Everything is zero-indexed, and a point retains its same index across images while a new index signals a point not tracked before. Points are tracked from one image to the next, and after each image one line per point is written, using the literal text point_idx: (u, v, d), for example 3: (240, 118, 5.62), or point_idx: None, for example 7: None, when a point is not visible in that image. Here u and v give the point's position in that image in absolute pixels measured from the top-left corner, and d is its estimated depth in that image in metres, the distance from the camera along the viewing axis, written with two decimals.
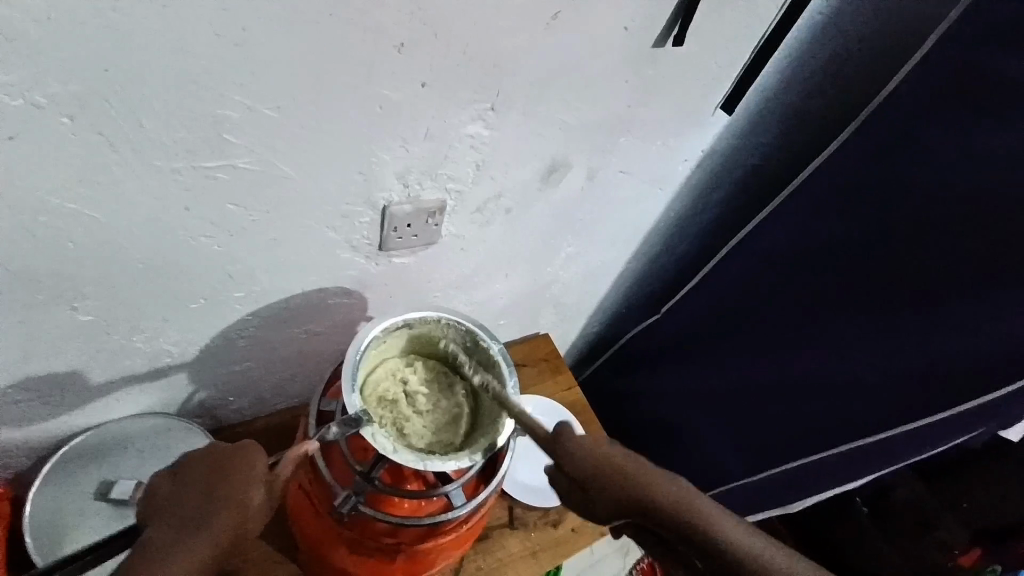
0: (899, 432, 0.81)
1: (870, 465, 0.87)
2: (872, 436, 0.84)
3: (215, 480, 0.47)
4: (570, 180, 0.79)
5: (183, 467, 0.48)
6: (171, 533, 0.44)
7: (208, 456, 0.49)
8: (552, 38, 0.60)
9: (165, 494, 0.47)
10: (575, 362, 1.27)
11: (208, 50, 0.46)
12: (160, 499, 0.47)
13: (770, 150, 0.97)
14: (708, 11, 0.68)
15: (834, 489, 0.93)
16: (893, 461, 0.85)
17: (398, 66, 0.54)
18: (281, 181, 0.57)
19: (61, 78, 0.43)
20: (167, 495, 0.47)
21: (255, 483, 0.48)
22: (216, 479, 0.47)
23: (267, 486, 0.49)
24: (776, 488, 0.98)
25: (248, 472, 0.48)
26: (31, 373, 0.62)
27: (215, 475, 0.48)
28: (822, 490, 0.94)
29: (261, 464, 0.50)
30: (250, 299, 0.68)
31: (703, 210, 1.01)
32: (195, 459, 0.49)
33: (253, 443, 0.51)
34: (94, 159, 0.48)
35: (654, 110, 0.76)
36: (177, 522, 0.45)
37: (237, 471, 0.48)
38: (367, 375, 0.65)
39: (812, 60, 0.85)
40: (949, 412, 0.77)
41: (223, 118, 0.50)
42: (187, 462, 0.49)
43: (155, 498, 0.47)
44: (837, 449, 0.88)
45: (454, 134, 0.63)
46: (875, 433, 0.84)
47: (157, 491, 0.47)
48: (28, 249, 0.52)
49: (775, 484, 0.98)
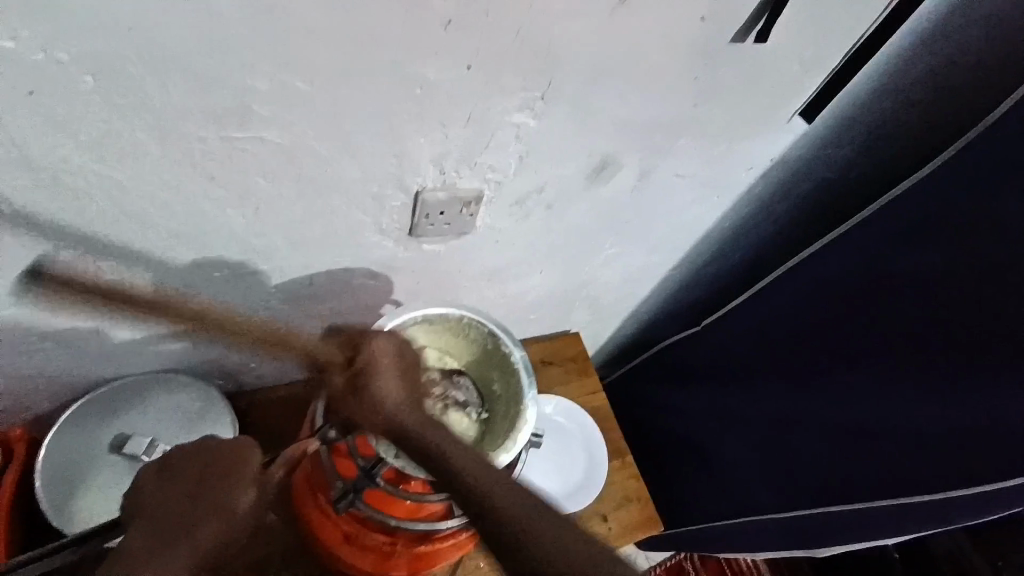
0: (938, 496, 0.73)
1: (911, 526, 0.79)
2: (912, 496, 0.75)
3: (203, 482, 0.51)
4: (619, 180, 0.73)
5: (171, 465, 0.52)
6: (156, 537, 0.48)
7: (198, 454, 0.52)
8: (616, 25, 0.53)
9: (152, 495, 0.50)
10: (604, 362, 1.22)
11: (238, 17, 0.42)
12: (145, 499, 0.50)
13: (849, 165, 0.87)
14: (802, 6, 0.60)
15: (869, 543, 0.85)
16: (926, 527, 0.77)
17: (442, 46, 0.49)
18: (310, 157, 0.54)
19: (85, 39, 0.41)
20: (154, 495, 0.50)
21: (244, 484, 0.51)
22: (208, 483, 0.51)
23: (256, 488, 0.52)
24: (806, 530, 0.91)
25: (237, 473, 0.52)
26: (57, 324, 0.62)
27: (207, 477, 0.51)
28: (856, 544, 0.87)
29: (253, 463, 0.53)
30: (274, 273, 0.66)
31: (764, 221, 0.93)
32: (185, 457, 0.52)
33: (247, 442, 0.54)
34: (120, 121, 0.46)
35: (723, 112, 0.69)
36: (161, 527, 0.48)
37: (229, 472, 0.52)
38: None
39: (915, 69, 0.75)
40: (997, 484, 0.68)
41: (253, 88, 0.47)
42: (177, 461, 0.52)
43: (139, 498, 0.50)
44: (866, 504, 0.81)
45: (497, 122, 0.58)
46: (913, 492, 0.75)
47: (144, 490, 0.50)
48: (53, 208, 0.51)
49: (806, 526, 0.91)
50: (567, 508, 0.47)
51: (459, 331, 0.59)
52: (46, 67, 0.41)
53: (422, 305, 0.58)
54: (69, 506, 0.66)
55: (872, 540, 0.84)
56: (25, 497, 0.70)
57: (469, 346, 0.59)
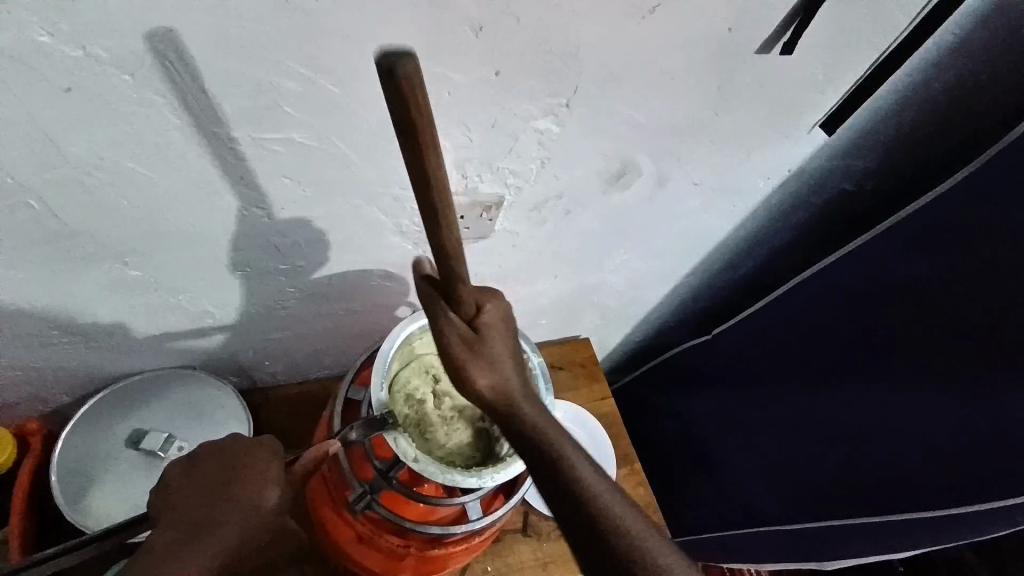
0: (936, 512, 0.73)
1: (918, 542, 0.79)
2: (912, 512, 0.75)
3: (227, 480, 0.51)
4: (636, 188, 0.73)
5: (197, 462, 0.53)
6: (181, 531, 0.48)
7: (223, 452, 0.53)
8: (642, 34, 0.54)
9: (178, 488, 0.51)
10: (613, 368, 1.22)
11: (272, 21, 0.43)
12: (171, 492, 0.51)
13: (864, 178, 0.87)
14: (826, 19, 0.60)
15: (874, 557, 0.85)
16: (932, 543, 0.77)
17: (470, 51, 0.49)
18: (335, 160, 0.55)
19: (121, 40, 0.41)
20: (180, 491, 0.51)
21: (268, 483, 0.51)
22: (233, 480, 0.51)
23: (281, 489, 0.52)
24: (812, 542, 0.91)
25: (262, 472, 0.52)
26: (78, 318, 0.63)
27: (232, 475, 0.52)
28: (860, 557, 0.86)
29: (278, 464, 0.53)
30: (291, 272, 0.67)
31: (778, 231, 0.93)
32: (211, 455, 0.53)
33: (273, 444, 0.55)
34: (151, 120, 0.47)
35: (742, 123, 0.69)
36: (186, 521, 0.49)
37: (254, 471, 0.52)
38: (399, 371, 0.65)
39: (936, 84, 0.75)
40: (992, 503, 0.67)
41: (282, 88, 0.47)
42: (203, 458, 0.53)
43: (167, 492, 0.51)
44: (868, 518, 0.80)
45: (520, 128, 0.58)
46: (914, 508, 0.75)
47: (171, 486, 0.51)
48: (80, 205, 0.51)
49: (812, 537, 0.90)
50: (603, 557, 0.42)
51: (500, 354, 0.48)
52: (81, 64, 0.42)
53: (467, 330, 0.47)
54: (83, 501, 0.67)
55: (877, 554, 0.84)
56: (39, 489, 0.71)
57: (506, 371, 0.48)
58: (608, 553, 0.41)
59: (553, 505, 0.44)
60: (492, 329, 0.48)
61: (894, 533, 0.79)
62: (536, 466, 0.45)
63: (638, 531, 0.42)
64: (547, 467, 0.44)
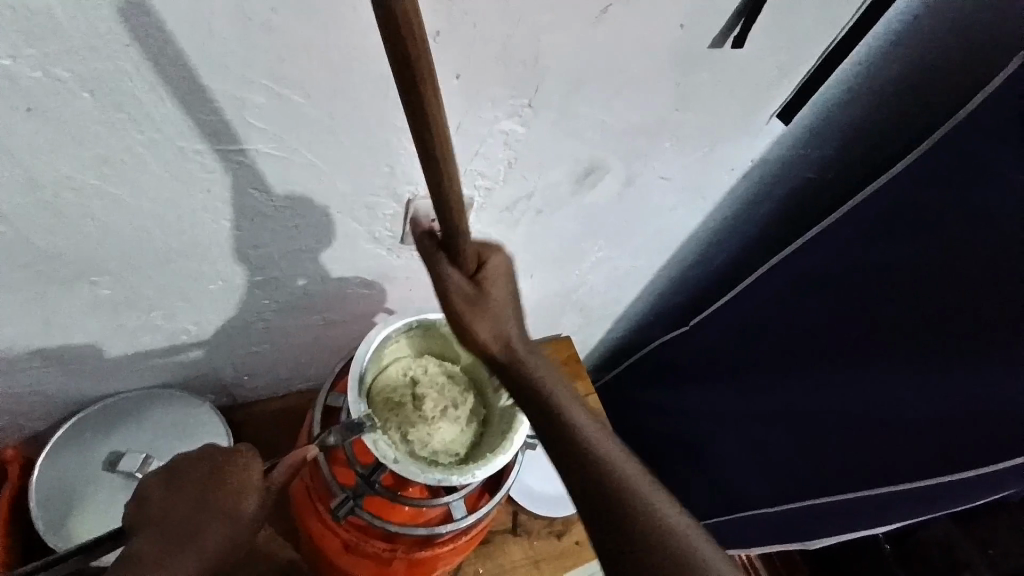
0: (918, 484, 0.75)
1: (899, 515, 0.81)
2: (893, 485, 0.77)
3: (205, 486, 0.51)
4: (606, 184, 0.74)
5: (176, 470, 0.53)
6: (161, 542, 0.48)
7: (202, 460, 0.53)
8: (597, 34, 0.55)
9: (158, 500, 0.51)
10: (596, 366, 1.23)
11: (231, 34, 0.43)
12: (151, 504, 0.51)
13: (827, 165, 0.90)
14: (776, 13, 0.62)
15: (860, 532, 0.86)
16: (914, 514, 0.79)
17: (432, 57, 0.50)
18: (303, 170, 0.55)
19: (79, 60, 0.41)
20: (160, 501, 0.51)
21: (246, 492, 0.51)
22: (211, 489, 0.51)
23: (260, 493, 0.52)
24: (800, 524, 0.92)
25: (240, 480, 0.52)
26: (51, 343, 0.62)
27: (209, 483, 0.52)
28: (845, 533, 0.88)
29: (257, 471, 0.53)
30: (267, 285, 0.67)
31: (746, 222, 0.95)
32: (190, 463, 0.53)
33: (249, 449, 0.55)
34: (114, 138, 0.47)
35: (703, 117, 0.71)
36: (167, 530, 0.49)
37: (233, 479, 0.52)
38: (377, 375, 0.65)
39: (885, 72, 0.78)
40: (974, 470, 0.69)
41: (246, 102, 0.48)
42: (183, 465, 0.53)
43: (146, 504, 0.51)
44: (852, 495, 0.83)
45: (485, 131, 0.59)
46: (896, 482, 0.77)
47: (150, 496, 0.51)
48: (47, 226, 0.51)
49: (800, 519, 0.92)
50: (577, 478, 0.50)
51: (495, 311, 0.52)
52: (42, 85, 0.42)
53: (469, 283, 0.51)
54: (64, 527, 0.66)
55: (862, 529, 0.86)
56: (19, 518, 0.69)
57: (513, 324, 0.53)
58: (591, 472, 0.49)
59: (552, 437, 0.51)
60: (494, 280, 0.52)
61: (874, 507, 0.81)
62: (544, 409, 0.52)
63: (627, 472, 0.50)
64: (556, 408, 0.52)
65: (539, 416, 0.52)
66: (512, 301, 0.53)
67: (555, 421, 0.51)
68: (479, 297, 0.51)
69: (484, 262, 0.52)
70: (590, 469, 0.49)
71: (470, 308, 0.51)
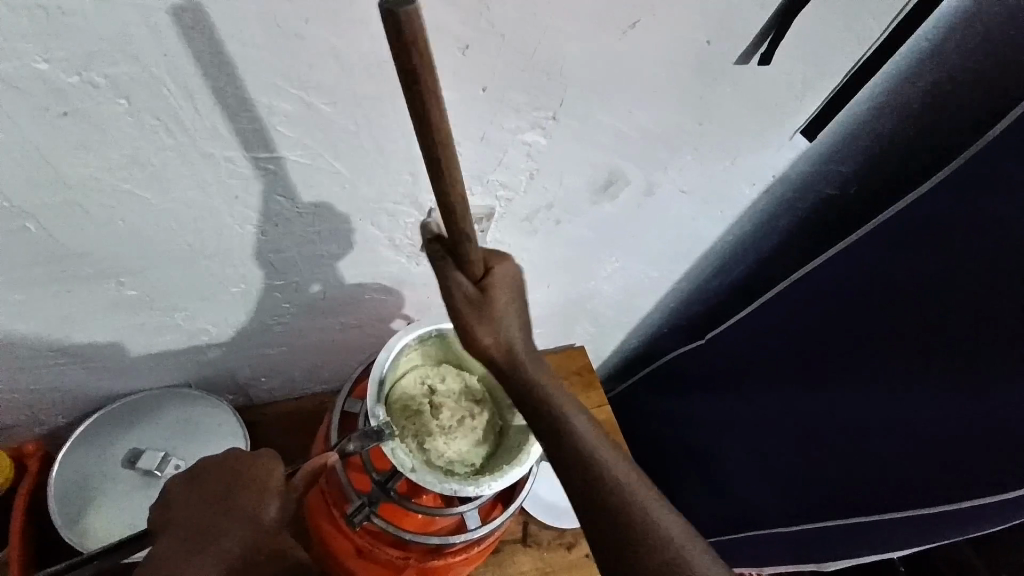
0: (928, 510, 0.75)
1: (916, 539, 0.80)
2: (905, 510, 0.77)
3: (228, 490, 0.52)
4: (626, 196, 0.74)
5: (199, 472, 0.54)
6: (182, 545, 0.49)
7: (224, 462, 0.54)
8: (623, 48, 0.55)
9: (181, 501, 0.52)
10: (608, 376, 1.22)
11: (266, 44, 0.44)
12: (174, 506, 0.52)
13: (850, 181, 0.89)
14: (802, 29, 0.62)
15: (874, 555, 0.86)
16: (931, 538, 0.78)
17: (459, 68, 0.51)
18: (328, 176, 0.56)
19: (115, 65, 0.42)
20: (183, 503, 0.52)
21: (266, 497, 0.51)
22: (231, 493, 0.52)
23: (281, 498, 0.52)
24: (815, 543, 0.91)
25: (261, 485, 0.52)
26: (75, 339, 0.63)
27: (230, 487, 0.52)
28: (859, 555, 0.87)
29: (278, 475, 0.53)
30: (287, 288, 0.68)
31: (765, 236, 0.95)
32: (212, 465, 0.54)
33: (271, 454, 0.55)
34: (146, 142, 0.48)
35: (726, 131, 0.71)
36: (190, 532, 0.50)
37: (253, 483, 0.52)
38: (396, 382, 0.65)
39: (912, 89, 0.77)
40: (985, 499, 0.69)
41: (275, 109, 0.49)
42: (205, 467, 0.54)
43: (169, 505, 0.52)
44: (862, 518, 0.82)
45: (509, 142, 0.60)
46: (909, 506, 0.77)
47: (173, 497, 0.52)
48: (77, 226, 0.52)
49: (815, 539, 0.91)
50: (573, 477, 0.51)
51: (503, 323, 0.51)
52: (81, 89, 0.43)
53: (475, 291, 0.50)
54: (82, 521, 0.67)
55: (876, 552, 0.85)
56: (36, 511, 0.70)
57: (518, 338, 0.52)
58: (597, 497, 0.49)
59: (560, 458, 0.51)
60: (500, 293, 0.50)
61: (890, 530, 0.80)
62: (549, 432, 0.51)
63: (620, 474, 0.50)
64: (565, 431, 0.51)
65: (547, 438, 0.52)
66: (517, 314, 0.52)
67: (563, 443, 0.51)
68: (479, 308, 0.50)
69: (490, 272, 0.50)
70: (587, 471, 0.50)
71: (475, 317, 0.50)
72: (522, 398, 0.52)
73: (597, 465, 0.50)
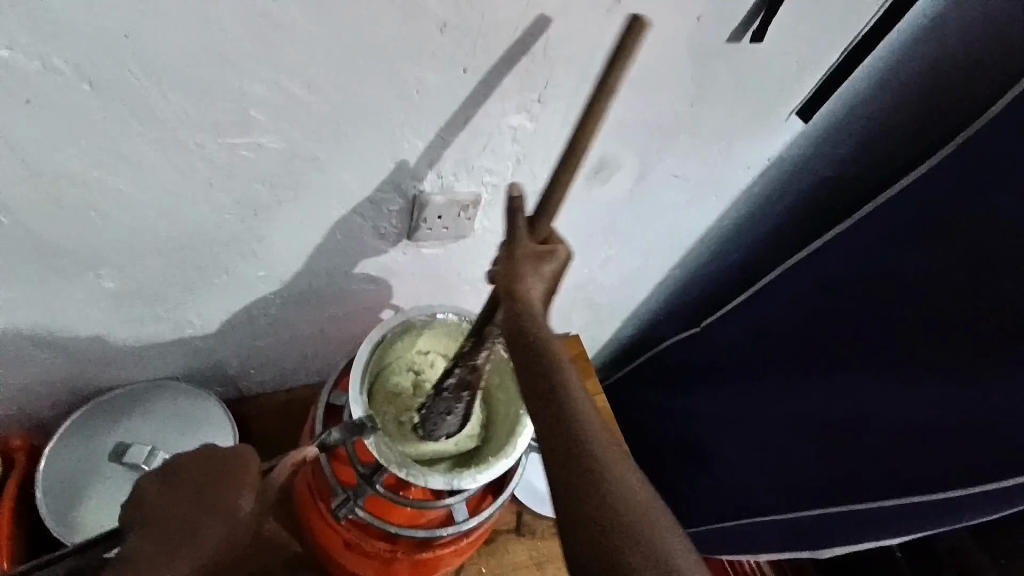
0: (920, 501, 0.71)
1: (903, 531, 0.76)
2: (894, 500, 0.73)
3: (203, 487, 0.51)
4: (617, 182, 0.72)
5: (171, 470, 0.53)
6: (156, 542, 0.48)
7: (197, 461, 0.53)
8: (610, 27, 0.53)
9: (153, 500, 0.51)
10: (604, 364, 1.21)
11: (237, 27, 0.43)
12: (145, 504, 0.50)
13: (849, 164, 0.87)
14: (798, 6, 0.60)
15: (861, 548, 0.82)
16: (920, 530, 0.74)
17: (439, 49, 0.49)
18: (306, 163, 0.54)
19: (78, 50, 0.41)
20: (155, 501, 0.51)
21: (243, 490, 0.51)
22: (208, 489, 0.51)
23: (259, 491, 0.52)
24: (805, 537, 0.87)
25: (238, 480, 0.52)
26: (57, 333, 0.62)
27: (206, 483, 0.52)
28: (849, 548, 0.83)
29: (254, 469, 0.53)
30: (271, 278, 0.66)
31: (763, 220, 0.93)
32: (185, 464, 0.53)
33: (247, 449, 0.55)
34: (115, 129, 0.46)
35: (721, 112, 0.69)
36: (164, 530, 0.49)
37: (230, 479, 0.52)
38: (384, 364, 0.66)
39: (912, 68, 0.75)
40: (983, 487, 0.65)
41: (249, 95, 0.47)
42: (178, 466, 0.53)
43: (140, 503, 0.51)
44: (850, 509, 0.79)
45: (494, 126, 0.58)
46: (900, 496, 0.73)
47: (144, 496, 0.51)
48: (49, 218, 0.51)
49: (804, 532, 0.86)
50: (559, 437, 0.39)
51: (542, 277, 0.48)
52: (44, 74, 0.41)
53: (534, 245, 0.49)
54: (67, 516, 0.66)
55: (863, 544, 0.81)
56: (23, 506, 0.70)
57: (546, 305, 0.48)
58: (573, 461, 0.38)
59: (534, 401, 0.42)
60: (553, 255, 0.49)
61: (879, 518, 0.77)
62: (536, 376, 0.42)
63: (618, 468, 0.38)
64: (545, 375, 0.42)
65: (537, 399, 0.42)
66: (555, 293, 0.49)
67: (549, 384, 0.42)
68: (538, 257, 0.48)
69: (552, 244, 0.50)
70: (579, 432, 0.39)
71: (531, 259, 0.48)
72: (518, 342, 0.44)
73: (577, 421, 0.40)
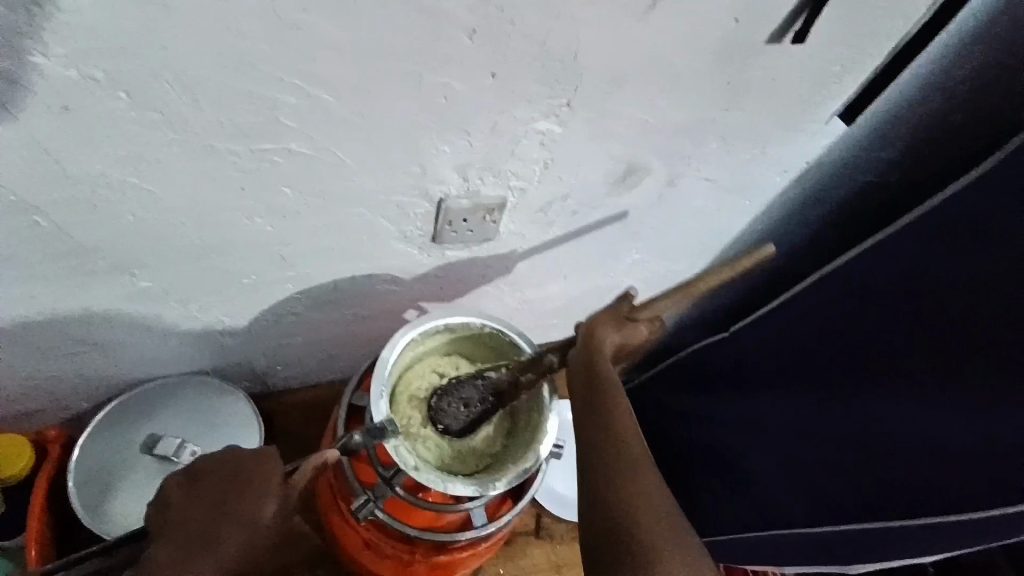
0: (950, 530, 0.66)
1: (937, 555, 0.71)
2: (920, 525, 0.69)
3: (223, 492, 0.52)
4: (645, 186, 0.71)
5: (197, 473, 0.53)
6: (181, 547, 0.49)
7: (221, 466, 0.54)
8: (642, 30, 0.52)
9: (179, 503, 0.52)
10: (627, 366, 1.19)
11: (262, 35, 0.42)
12: (173, 507, 0.52)
13: (892, 169, 0.83)
14: (842, 7, 0.57)
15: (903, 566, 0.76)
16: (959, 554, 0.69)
17: (466, 56, 0.48)
18: (332, 167, 0.54)
19: (109, 61, 0.41)
20: (181, 504, 0.52)
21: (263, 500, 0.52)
22: (230, 496, 0.52)
23: (279, 499, 0.53)
24: None
25: (258, 488, 0.52)
26: (92, 330, 0.64)
27: (229, 489, 0.52)
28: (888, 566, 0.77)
29: (276, 476, 0.53)
30: (298, 280, 0.67)
31: (797, 226, 0.90)
32: (206, 469, 0.54)
33: (271, 454, 0.55)
34: (147, 136, 0.47)
35: (756, 116, 0.66)
36: (185, 536, 0.50)
37: (251, 487, 0.52)
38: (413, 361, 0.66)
39: (964, 68, 0.70)
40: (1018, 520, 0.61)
41: (277, 101, 0.47)
42: (202, 470, 0.54)
43: (167, 506, 0.52)
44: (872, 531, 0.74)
45: (521, 131, 0.57)
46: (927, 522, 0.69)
47: (171, 498, 0.52)
48: (83, 222, 0.52)
49: None
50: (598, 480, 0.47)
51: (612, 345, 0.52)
52: (77, 85, 0.42)
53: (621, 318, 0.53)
54: (98, 507, 0.69)
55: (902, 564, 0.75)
56: (58, 494, 0.73)
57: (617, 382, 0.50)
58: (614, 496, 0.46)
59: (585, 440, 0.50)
60: (628, 330, 0.53)
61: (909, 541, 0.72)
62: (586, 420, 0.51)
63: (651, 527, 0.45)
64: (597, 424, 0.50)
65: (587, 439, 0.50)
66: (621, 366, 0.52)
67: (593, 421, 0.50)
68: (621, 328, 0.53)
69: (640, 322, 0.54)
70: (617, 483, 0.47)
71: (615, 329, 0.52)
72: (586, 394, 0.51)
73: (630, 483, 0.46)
